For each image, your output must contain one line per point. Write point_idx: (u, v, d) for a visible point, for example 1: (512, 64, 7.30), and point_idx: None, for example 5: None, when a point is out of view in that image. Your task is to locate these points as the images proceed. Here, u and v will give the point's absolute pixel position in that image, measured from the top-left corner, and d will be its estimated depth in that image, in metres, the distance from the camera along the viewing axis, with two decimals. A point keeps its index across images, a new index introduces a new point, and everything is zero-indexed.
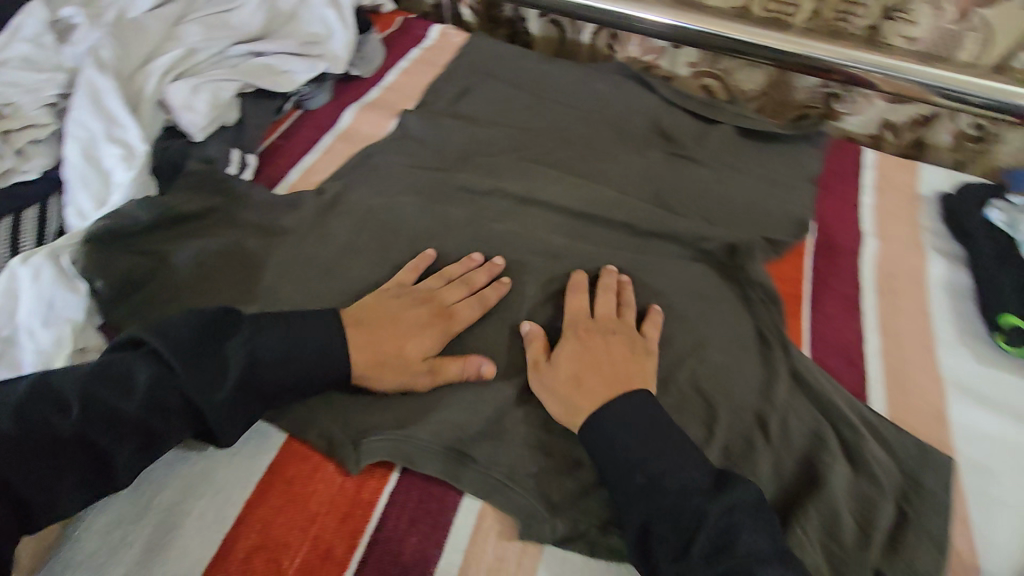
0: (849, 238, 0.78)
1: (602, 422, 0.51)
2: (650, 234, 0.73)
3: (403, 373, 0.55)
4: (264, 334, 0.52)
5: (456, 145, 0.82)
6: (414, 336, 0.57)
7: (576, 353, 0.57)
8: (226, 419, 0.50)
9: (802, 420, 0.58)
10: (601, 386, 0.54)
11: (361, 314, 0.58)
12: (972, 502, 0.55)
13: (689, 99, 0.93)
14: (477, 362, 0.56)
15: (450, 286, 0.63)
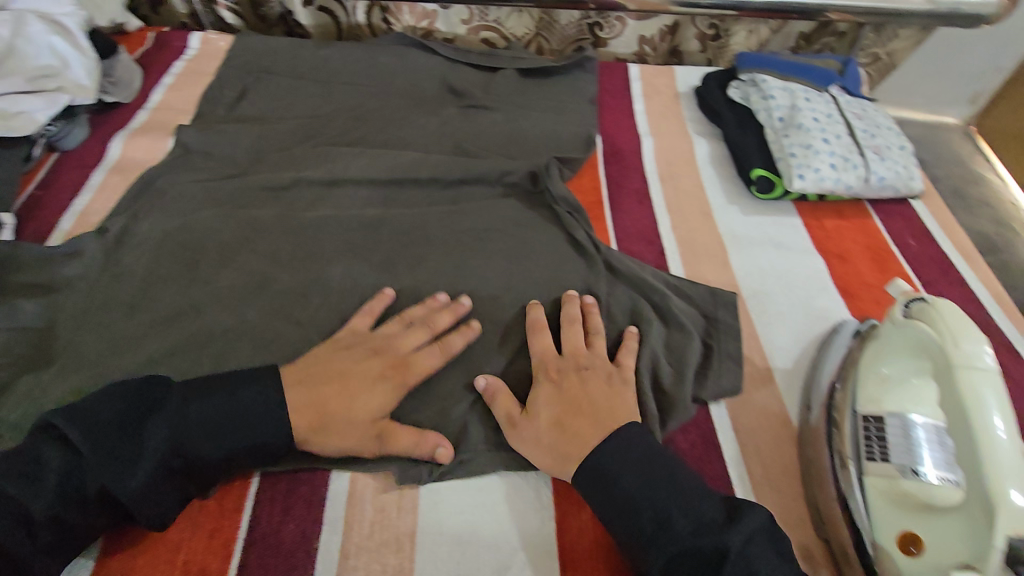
0: (628, 142, 0.88)
1: (602, 460, 0.49)
2: (458, 183, 0.77)
3: (350, 439, 0.51)
4: (203, 408, 0.48)
5: (248, 148, 0.79)
6: (362, 394, 0.52)
7: (550, 392, 0.54)
8: (150, 507, 0.45)
9: (622, 303, 0.65)
10: (584, 426, 0.51)
11: (303, 383, 0.52)
12: (757, 321, 0.67)
13: (468, 54, 0.98)
14: (432, 444, 0.52)
15: (410, 332, 0.58)
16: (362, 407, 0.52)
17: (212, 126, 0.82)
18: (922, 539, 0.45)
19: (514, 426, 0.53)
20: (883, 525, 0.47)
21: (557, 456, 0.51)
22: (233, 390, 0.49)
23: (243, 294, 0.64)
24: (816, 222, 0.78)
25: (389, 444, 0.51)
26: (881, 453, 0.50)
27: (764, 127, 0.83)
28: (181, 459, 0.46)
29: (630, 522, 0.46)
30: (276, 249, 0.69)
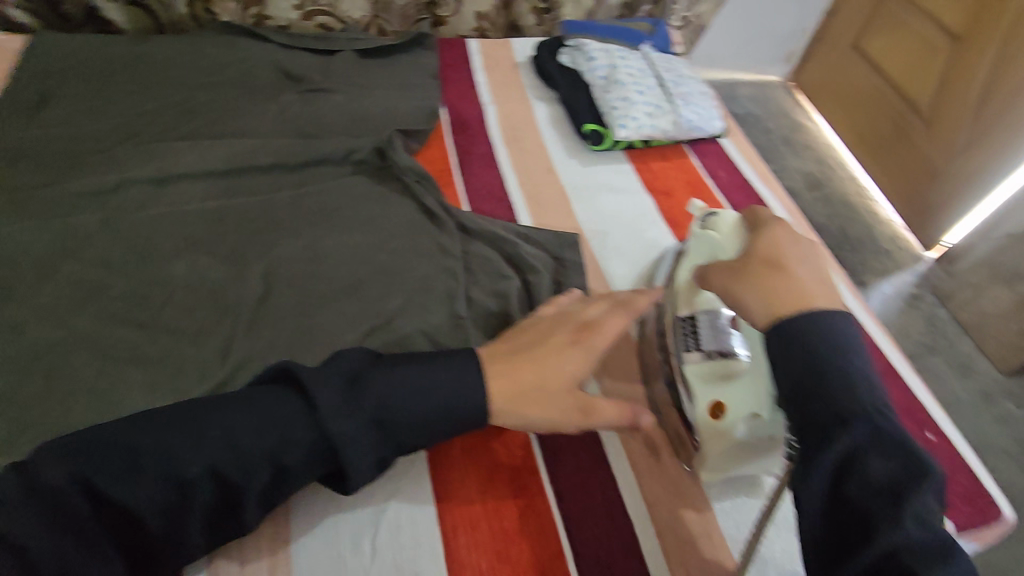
0: (472, 111, 0.92)
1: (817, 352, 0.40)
2: (304, 165, 0.77)
3: (544, 399, 0.50)
4: (407, 379, 0.46)
5: (59, 152, 0.73)
6: (552, 358, 0.52)
7: (773, 242, 0.50)
8: (357, 462, 0.43)
9: (478, 258, 0.70)
10: (795, 288, 0.45)
11: (494, 367, 0.50)
12: (600, 255, 0.75)
13: (302, 39, 0.96)
14: (636, 413, 0.53)
15: (595, 304, 0.57)
16: (558, 369, 0.51)
17: (13, 134, 0.74)
18: (727, 405, 0.53)
19: (737, 275, 0.48)
20: (698, 402, 0.55)
21: (766, 305, 0.45)
22: (426, 372, 0.46)
23: (71, 304, 0.60)
24: (643, 165, 0.88)
25: (590, 416, 0.51)
26: (693, 343, 0.57)
27: (591, 86, 0.91)
28: (384, 423, 0.44)
29: (820, 417, 0.38)
30: (105, 253, 0.64)
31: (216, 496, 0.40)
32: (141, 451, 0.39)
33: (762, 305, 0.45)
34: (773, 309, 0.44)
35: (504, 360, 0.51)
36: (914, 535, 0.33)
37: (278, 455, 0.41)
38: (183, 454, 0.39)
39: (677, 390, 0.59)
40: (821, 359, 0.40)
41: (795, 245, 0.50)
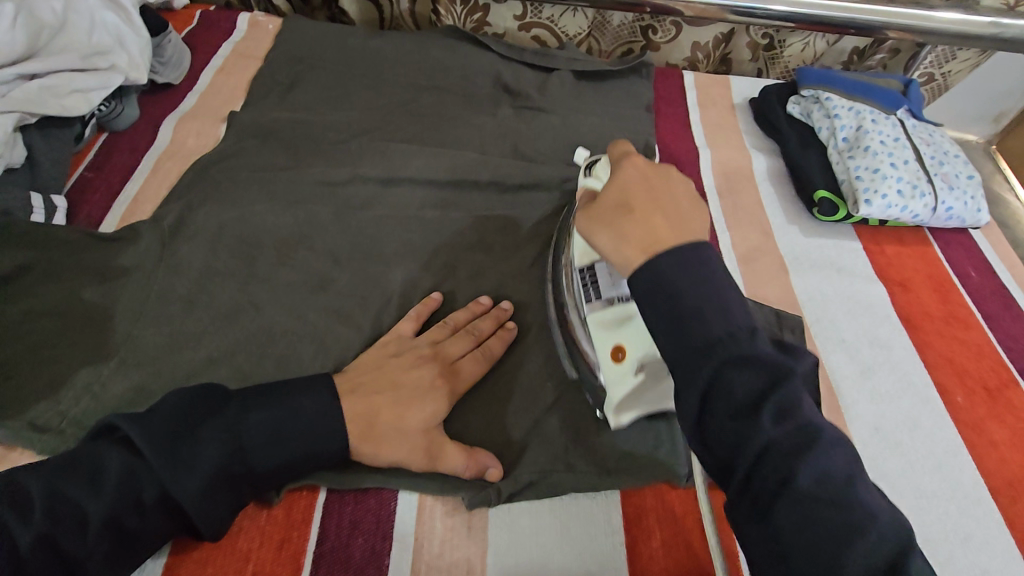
0: (685, 152, 0.86)
1: (659, 270, 0.41)
2: (517, 188, 0.76)
3: (399, 452, 0.49)
4: (256, 419, 0.45)
5: (302, 138, 0.77)
6: (416, 401, 0.51)
7: (631, 191, 0.47)
8: (207, 510, 0.43)
9: None
10: (662, 237, 0.43)
11: (361, 385, 0.51)
12: (821, 348, 0.66)
13: (522, 52, 0.95)
14: (483, 463, 0.50)
15: (456, 338, 0.57)
16: (409, 419, 0.50)
17: (265, 113, 0.80)
18: (625, 345, 0.51)
19: (606, 208, 0.47)
20: (600, 348, 0.52)
21: (622, 252, 0.44)
22: (248, 414, 0.45)
23: (303, 292, 0.63)
24: (877, 247, 0.77)
25: (433, 461, 0.49)
26: (592, 291, 0.54)
27: (827, 146, 0.81)
28: (240, 463, 0.44)
29: (715, 401, 0.38)
30: (335, 247, 0.67)
31: (93, 562, 0.39)
32: (62, 488, 0.39)
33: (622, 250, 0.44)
34: (625, 259, 0.44)
35: (378, 397, 0.50)
36: (820, 503, 0.34)
37: (121, 515, 0.40)
38: (48, 505, 0.38)
39: (578, 325, 0.56)
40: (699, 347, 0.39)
41: (659, 183, 0.48)
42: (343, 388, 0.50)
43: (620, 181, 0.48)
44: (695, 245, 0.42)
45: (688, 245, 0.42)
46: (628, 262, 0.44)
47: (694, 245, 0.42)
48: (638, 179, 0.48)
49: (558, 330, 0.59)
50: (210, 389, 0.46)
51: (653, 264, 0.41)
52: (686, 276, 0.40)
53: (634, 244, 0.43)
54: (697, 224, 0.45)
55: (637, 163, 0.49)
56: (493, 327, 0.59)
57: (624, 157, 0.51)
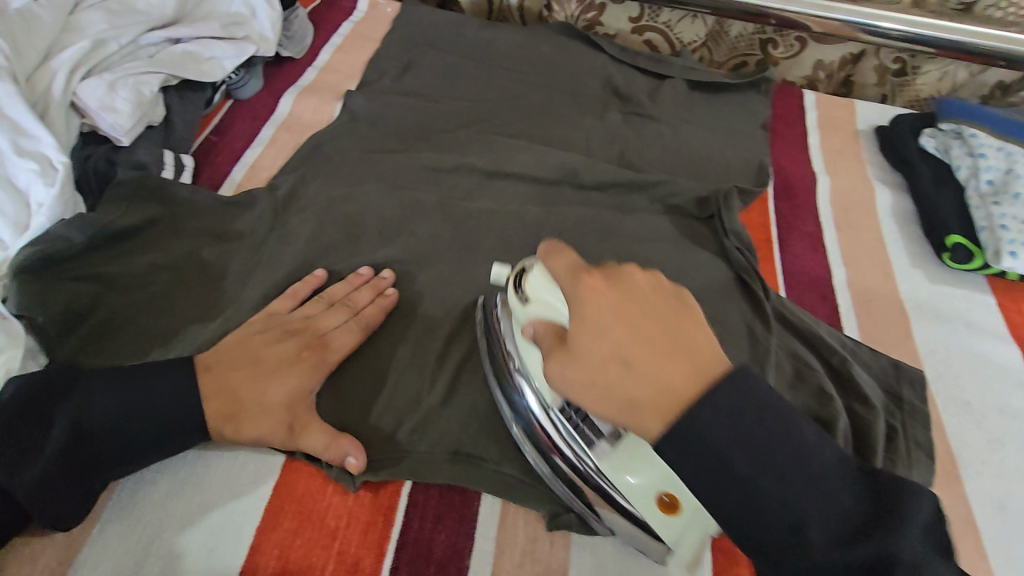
0: (801, 177, 0.81)
1: (708, 420, 0.35)
2: (622, 195, 0.73)
3: (261, 426, 0.47)
4: (109, 399, 0.45)
5: (411, 123, 0.78)
6: (282, 376, 0.49)
7: (612, 319, 0.39)
8: (54, 499, 0.43)
9: (784, 362, 0.60)
10: (636, 353, 0.38)
11: (217, 359, 0.49)
12: (943, 409, 0.60)
13: (636, 56, 0.92)
14: (342, 452, 0.47)
15: (330, 312, 0.55)
16: (280, 389, 0.48)
17: (379, 95, 0.81)
18: (674, 492, 0.44)
19: (627, 369, 0.38)
20: (638, 498, 0.44)
21: (634, 416, 0.37)
22: (90, 394, 0.45)
23: (403, 277, 0.63)
24: (1014, 306, 0.70)
25: (298, 435, 0.47)
26: (590, 432, 0.46)
27: (965, 188, 0.73)
28: (80, 446, 0.44)
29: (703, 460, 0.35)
30: (437, 235, 0.67)
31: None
32: None
33: (624, 410, 0.38)
34: (643, 420, 0.37)
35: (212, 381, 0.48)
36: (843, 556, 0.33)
37: None
38: None
39: (566, 441, 0.46)
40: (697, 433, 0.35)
41: (633, 302, 0.39)
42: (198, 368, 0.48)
43: (591, 319, 0.39)
44: (720, 383, 0.36)
45: (729, 380, 0.36)
46: (650, 425, 0.37)
47: (738, 389, 0.36)
48: (608, 311, 0.39)
49: (541, 462, 0.48)
50: (54, 374, 0.46)
51: (690, 424, 0.35)
52: (709, 412, 0.35)
53: (607, 353, 0.38)
54: (706, 341, 0.39)
55: (587, 285, 0.40)
56: (367, 302, 0.57)
57: (570, 272, 0.42)
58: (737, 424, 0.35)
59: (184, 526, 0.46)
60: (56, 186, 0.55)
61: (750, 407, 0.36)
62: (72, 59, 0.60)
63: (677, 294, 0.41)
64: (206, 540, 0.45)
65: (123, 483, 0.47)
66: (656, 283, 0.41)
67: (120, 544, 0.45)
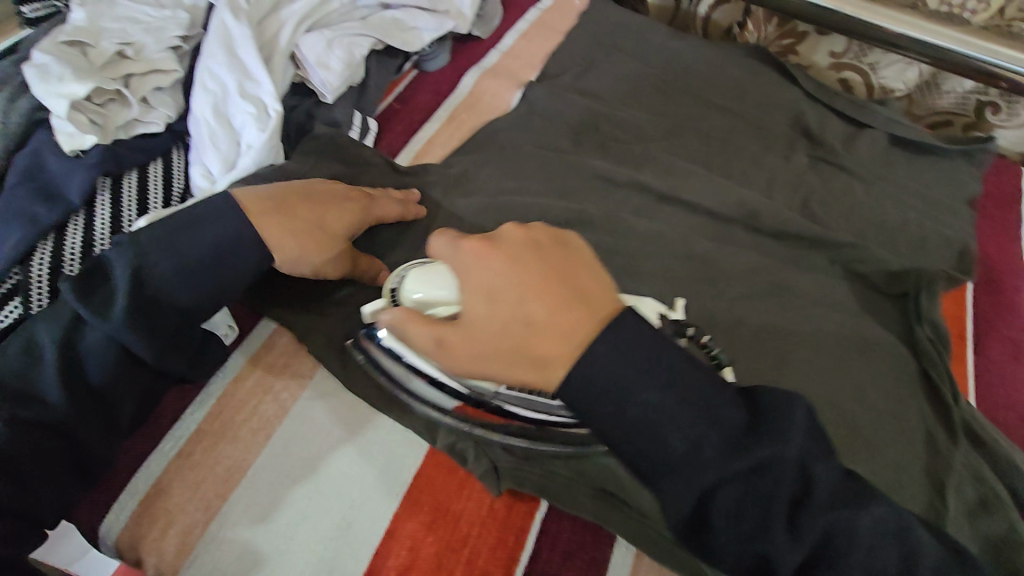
0: (1009, 271, 0.71)
1: (608, 375, 0.36)
2: (800, 247, 0.67)
3: (323, 256, 0.50)
4: (170, 246, 0.45)
5: (586, 125, 0.75)
6: (332, 210, 0.51)
7: (484, 292, 0.41)
8: (149, 349, 0.44)
9: (962, 476, 0.53)
10: (539, 313, 0.39)
11: (267, 196, 0.49)
12: None
13: (835, 96, 0.84)
14: (387, 276, 0.52)
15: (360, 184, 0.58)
16: (333, 223, 0.51)
17: (559, 91, 0.78)
18: None
19: (490, 304, 0.40)
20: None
21: (540, 368, 0.39)
22: (157, 242, 0.45)
23: None
24: None
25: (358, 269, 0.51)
26: None
27: None
28: (157, 301, 0.45)
29: (747, 510, 0.34)
30: (599, 249, 0.64)
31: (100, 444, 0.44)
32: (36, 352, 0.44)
33: (524, 363, 0.39)
34: (546, 372, 0.38)
35: (268, 217, 0.48)
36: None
37: (72, 380, 0.43)
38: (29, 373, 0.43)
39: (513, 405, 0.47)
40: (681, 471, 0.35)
41: (522, 260, 0.41)
42: (252, 206, 0.48)
43: (491, 299, 0.40)
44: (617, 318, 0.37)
45: (608, 327, 0.37)
46: (555, 375, 0.38)
47: (608, 347, 0.36)
48: (495, 275, 0.40)
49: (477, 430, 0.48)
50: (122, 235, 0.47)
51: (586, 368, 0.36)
52: (710, 451, 0.35)
53: (501, 326, 0.40)
54: (600, 286, 0.40)
55: (472, 252, 0.41)
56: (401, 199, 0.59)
57: (450, 249, 0.43)
58: (682, 414, 0.35)
59: (329, 491, 0.47)
60: (266, 132, 0.56)
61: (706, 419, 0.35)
62: (301, 13, 0.63)
63: (561, 238, 0.43)
64: (345, 513, 0.46)
65: (278, 431, 0.49)
66: (532, 235, 0.43)
67: (268, 491, 0.46)
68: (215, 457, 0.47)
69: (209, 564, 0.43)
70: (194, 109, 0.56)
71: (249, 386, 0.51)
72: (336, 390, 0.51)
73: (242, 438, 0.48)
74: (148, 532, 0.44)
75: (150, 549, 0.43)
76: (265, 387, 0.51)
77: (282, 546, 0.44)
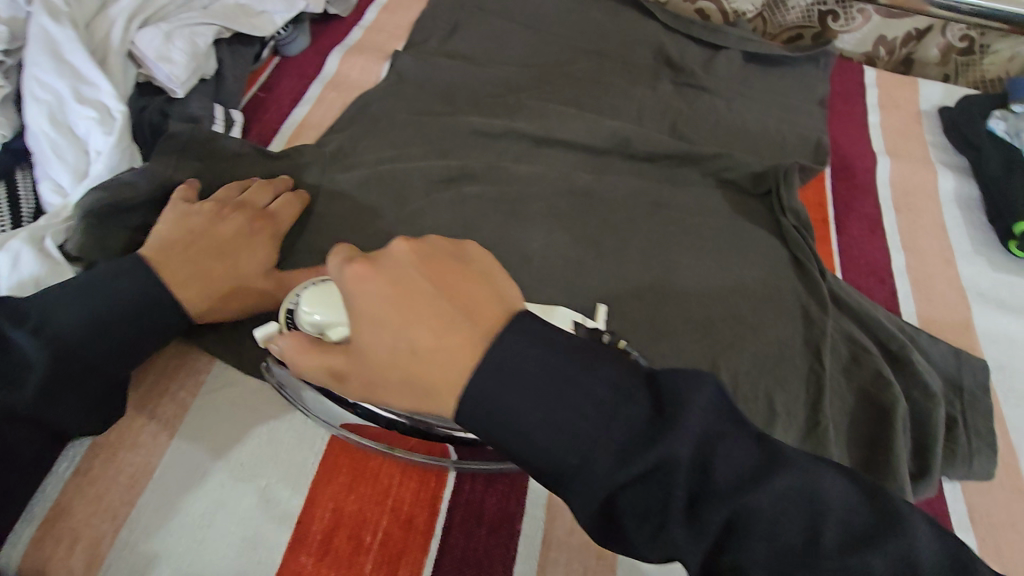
0: (861, 157, 0.78)
1: (500, 400, 0.32)
2: (673, 166, 0.71)
3: (247, 296, 0.50)
4: (78, 312, 0.43)
5: (458, 87, 0.76)
6: (241, 246, 0.51)
7: (387, 293, 0.35)
8: (60, 407, 0.42)
9: (835, 340, 0.59)
10: (421, 338, 0.34)
11: (175, 249, 0.48)
12: (1003, 401, 0.58)
13: (691, 24, 0.88)
14: (322, 271, 0.52)
15: (253, 193, 0.57)
16: (247, 262, 0.51)
17: (427, 56, 0.78)
18: None
19: (388, 321, 0.35)
20: None
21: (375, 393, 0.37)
22: (62, 311, 0.43)
23: (452, 241, 0.61)
24: None
25: (283, 291, 0.51)
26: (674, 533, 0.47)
27: None
28: (61, 356, 0.42)
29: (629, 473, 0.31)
30: (484, 199, 0.65)
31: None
32: None
33: (410, 385, 0.35)
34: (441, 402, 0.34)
35: (185, 287, 0.47)
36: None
37: None
38: None
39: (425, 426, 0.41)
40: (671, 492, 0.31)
41: (472, 281, 0.36)
42: (154, 262, 0.47)
43: (371, 316, 0.35)
44: (504, 340, 0.33)
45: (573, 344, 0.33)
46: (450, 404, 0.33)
47: (493, 366, 0.32)
48: (437, 295, 0.35)
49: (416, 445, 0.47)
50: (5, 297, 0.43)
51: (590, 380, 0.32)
52: (620, 423, 0.31)
53: (388, 352, 0.35)
54: (485, 297, 0.35)
55: (353, 273, 0.36)
56: (286, 191, 0.59)
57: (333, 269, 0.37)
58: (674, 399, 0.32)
59: (243, 473, 0.47)
60: (114, 135, 0.54)
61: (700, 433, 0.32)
62: (130, 9, 0.61)
63: (459, 254, 0.38)
64: (265, 495, 0.46)
65: (182, 429, 0.48)
66: (428, 249, 0.37)
67: (178, 485, 0.46)
68: (117, 466, 0.46)
69: (126, 568, 0.42)
70: (30, 122, 0.53)
71: (143, 393, 0.50)
72: (238, 378, 0.51)
73: (144, 443, 0.47)
74: (55, 553, 0.43)
75: (58, 569, 0.42)
76: (161, 390, 0.50)
77: (201, 535, 0.44)
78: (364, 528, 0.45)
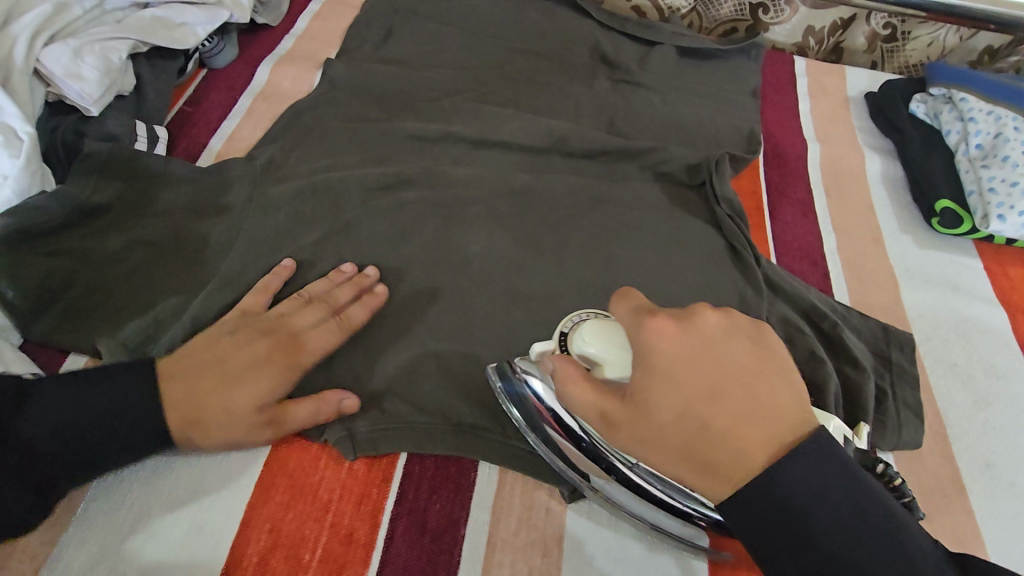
0: (792, 144, 0.80)
1: (778, 477, 0.35)
2: (611, 162, 0.72)
3: (231, 433, 0.46)
4: None
5: (393, 92, 0.75)
6: (250, 378, 0.47)
7: (677, 382, 0.37)
8: None
9: (771, 324, 0.60)
10: (717, 418, 0.37)
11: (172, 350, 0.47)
12: (931, 371, 0.61)
13: (625, 21, 0.89)
14: (335, 401, 0.48)
15: (304, 310, 0.52)
16: (241, 397, 0.46)
17: (360, 63, 0.77)
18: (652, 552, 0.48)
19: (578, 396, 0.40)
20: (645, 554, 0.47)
21: (705, 476, 0.37)
22: None
23: (389, 249, 0.60)
24: (1001, 268, 0.70)
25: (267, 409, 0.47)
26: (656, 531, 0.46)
27: (955, 153, 0.73)
28: None
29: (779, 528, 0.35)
30: (422, 204, 0.64)
31: None
32: None
33: (698, 462, 0.37)
34: (713, 483, 0.37)
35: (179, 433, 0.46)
36: None
37: None
38: None
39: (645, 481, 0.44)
40: (797, 520, 0.35)
41: (714, 353, 0.38)
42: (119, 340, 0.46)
43: (684, 375, 0.37)
44: (804, 447, 0.36)
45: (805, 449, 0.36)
46: (718, 488, 0.37)
47: (798, 454, 0.35)
48: (682, 367, 0.38)
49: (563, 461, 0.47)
50: None
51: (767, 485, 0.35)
52: (817, 495, 0.35)
53: (678, 421, 0.37)
54: (787, 398, 0.38)
55: (657, 329, 0.38)
56: (335, 307, 0.53)
57: (632, 316, 0.40)
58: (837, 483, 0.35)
59: (174, 502, 0.46)
60: (20, 158, 0.52)
61: (843, 480, 0.35)
62: (34, 25, 0.58)
63: (754, 327, 0.41)
64: (197, 523, 0.45)
65: None
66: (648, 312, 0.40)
67: (108, 521, 0.45)
68: None
69: None
70: None
71: None
72: None
73: None
74: None
75: None
76: None
77: (128, 569, 0.43)
78: (302, 546, 0.45)
